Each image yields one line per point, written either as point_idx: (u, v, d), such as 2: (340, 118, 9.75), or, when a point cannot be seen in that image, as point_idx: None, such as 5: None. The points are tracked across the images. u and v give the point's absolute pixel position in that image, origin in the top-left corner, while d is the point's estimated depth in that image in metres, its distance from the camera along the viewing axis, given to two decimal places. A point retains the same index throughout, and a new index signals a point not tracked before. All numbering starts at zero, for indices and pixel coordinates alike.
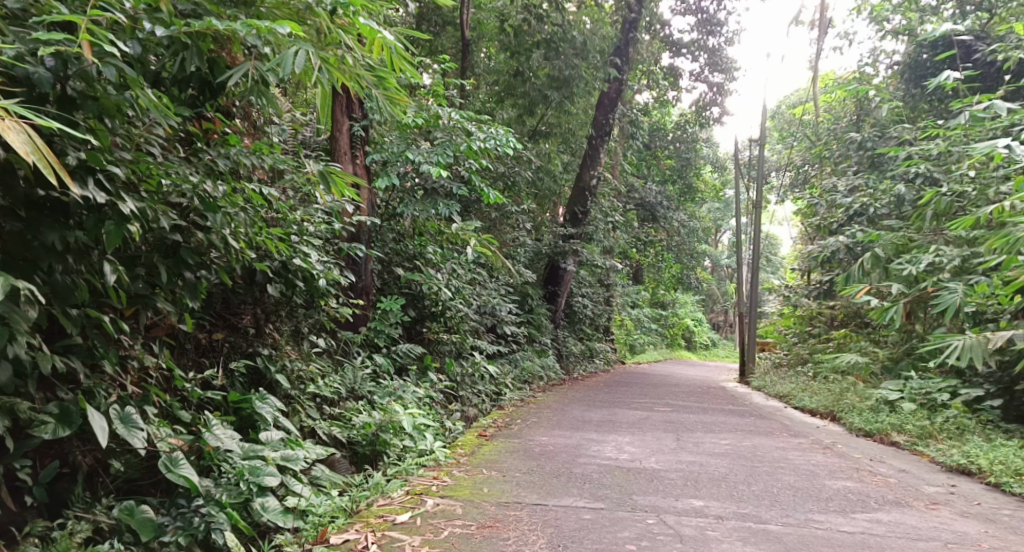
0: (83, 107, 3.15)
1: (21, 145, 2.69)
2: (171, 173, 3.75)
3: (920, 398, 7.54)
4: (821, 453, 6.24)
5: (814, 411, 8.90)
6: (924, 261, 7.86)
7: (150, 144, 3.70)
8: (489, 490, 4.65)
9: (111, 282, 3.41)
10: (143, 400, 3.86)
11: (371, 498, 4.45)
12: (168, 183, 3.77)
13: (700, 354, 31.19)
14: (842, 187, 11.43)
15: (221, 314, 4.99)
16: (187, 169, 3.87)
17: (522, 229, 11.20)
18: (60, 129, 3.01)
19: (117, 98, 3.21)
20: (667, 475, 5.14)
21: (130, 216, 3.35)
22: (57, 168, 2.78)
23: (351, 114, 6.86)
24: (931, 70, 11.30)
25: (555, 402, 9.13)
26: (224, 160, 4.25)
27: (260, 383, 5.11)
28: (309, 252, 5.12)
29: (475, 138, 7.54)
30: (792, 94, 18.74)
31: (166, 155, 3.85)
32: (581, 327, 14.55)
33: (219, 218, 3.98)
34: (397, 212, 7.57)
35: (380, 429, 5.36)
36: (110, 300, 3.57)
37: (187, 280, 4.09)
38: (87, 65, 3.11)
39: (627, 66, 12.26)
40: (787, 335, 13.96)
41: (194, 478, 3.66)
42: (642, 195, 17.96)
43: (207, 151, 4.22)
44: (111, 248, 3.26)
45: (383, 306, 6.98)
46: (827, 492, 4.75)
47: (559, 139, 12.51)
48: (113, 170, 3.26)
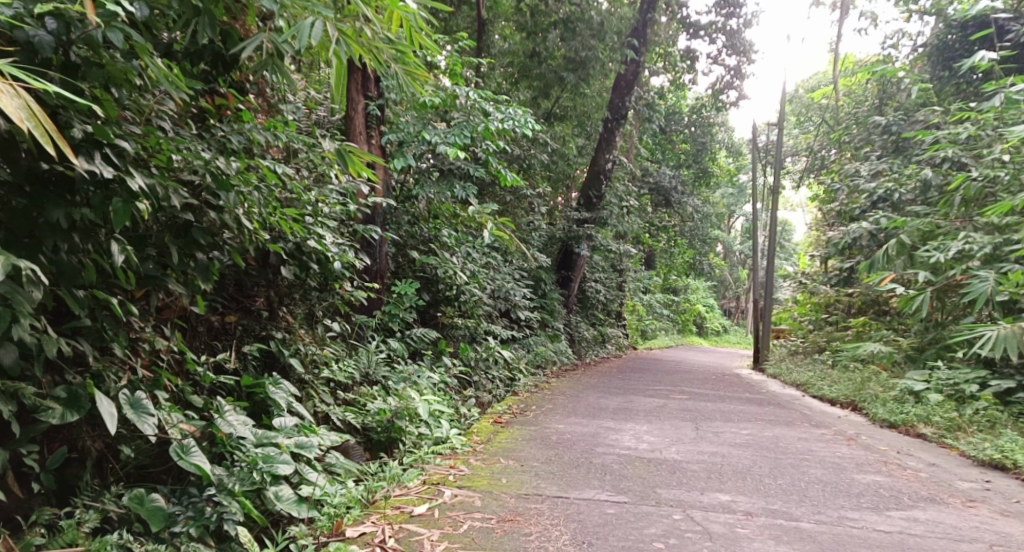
0: (88, 74, 3.02)
1: (16, 111, 2.55)
2: (182, 149, 3.60)
3: (947, 389, 7.36)
4: (847, 445, 6.08)
5: (834, 400, 8.74)
6: (953, 249, 7.67)
7: (160, 118, 3.55)
8: (507, 481, 4.51)
9: (118, 263, 3.25)
10: (154, 385, 3.72)
11: (387, 488, 4.33)
12: (180, 159, 3.63)
13: (711, 340, 31.02)
14: (866, 172, 11.21)
15: (234, 297, 4.87)
16: (199, 145, 3.71)
17: (537, 212, 11.03)
18: (61, 95, 2.85)
19: (125, 66, 3.04)
20: (690, 467, 5.00)
21: (139, 194, 3.19)
22: (54, 137, 2.62)
23: (366, 93, 6.69)
24: (959, 52, 11.13)
25: (570, 388, 9.00)
26: (237, 137, 4.10)
27: (274, 367, 4.99)
28: (324, 233, 4.98)
29: (493, 118, 7.37)
30: (809, 78, 18.51)
31: (178, 131, 3.71)
32: (594, 312, 14.39)
33: (231, 196, 3.83)
34: (412, 194, 7.40)
35: (395, 415, 5.23)
36: (119, 281, 3.42)
37: (199, 262, 3.95)
38: (91, 29, 2.94)
39: (645, 47, 11.99)
40: (804, 322, 13.78)
41: (206, 467, 3.54)
42: (656, 179, 17.71)
43: (220, 126, 4.08)
44: (119, 225, 3.12)
45: (397, 291, 6.83)
46: (858, 487, 4.59)
47: (573, 121, 12.31)
48: (121, 144, 3.11)
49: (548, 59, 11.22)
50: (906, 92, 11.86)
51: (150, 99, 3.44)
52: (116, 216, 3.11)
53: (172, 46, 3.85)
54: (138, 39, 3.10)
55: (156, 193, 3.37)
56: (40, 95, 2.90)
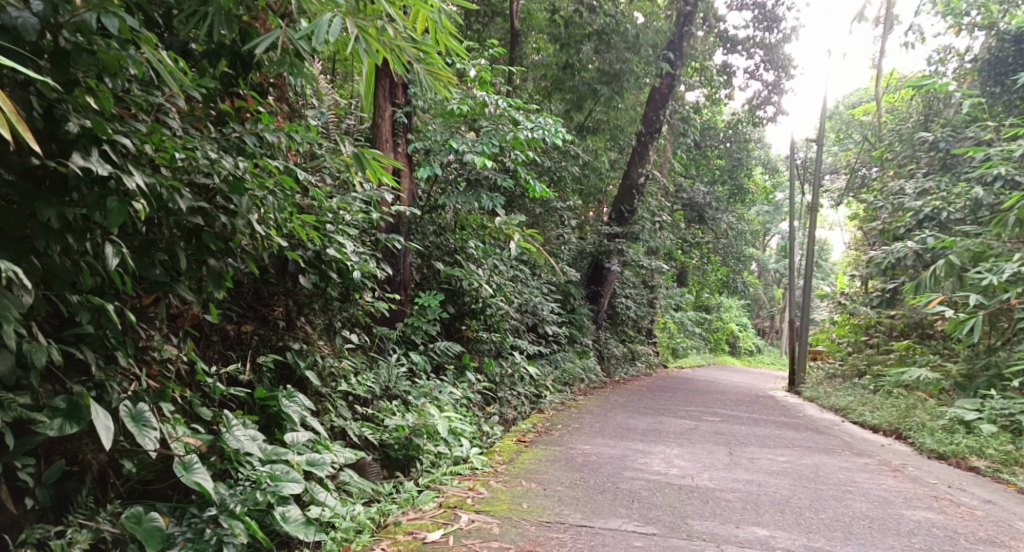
0: (79, 60, 2.86)
1: None
2: (189, 147, 3.44)
3: (1001, 420, 7.09)
4: (892, 477, 5.77)
5: (876, 427, 8.39)
6: (1007, 271, 7.38)
7: (167, 116, 3.45)
8: (528, 506, 4.28)
9: (113, 267, 3.09)
10: (159, 396, 3.53)
11: (400, 511, 4.11)
12: (184, 158, 3.46)
13: (744, 361, 30.47)
14: (911, 190, 10.84)
15: (252, 305, 4.68)
16: (208, 144, 3.57)
17: (568, 225, 10.81)
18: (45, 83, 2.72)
19: (118, 53, 2.90)
20: (724, 497, 4.74)
21: (136, 193, 3.06)
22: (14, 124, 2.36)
23: (393, 100, 6.56)
24: (1014, 66, 10.99)
25: (598, 406, 8.73)
26: (253, 137, 3.89)
27: (289, 380, 4.80)
28: (344, 241, 4.80)
29: (523, 127, 7.15)
30: (852, 95, 18.23)
31: (187, 130, 3.61)
32: (623, 329, 14.10)
33: (245, 200, 3.64)
34: (438, 203, 7.20)
35: (413, 432, 5.00)
36: (119, 286, 3.24)
37: (211, 268, 3.76)
38: (79, 13, 2.81)
39: (681, 61, 11.74)
40: (843, 344, 13.41)
41: (208, 485, 3.33)
42: (690, 196, 17.32)
43: (236, 127, 3.89)
44: (116, 227, 2.98)
45: (420, 303, 6.62)
46: (908, 524, 4.48)
47: (606, 135, 12.10)
48: (121, 141, 3.01)
49: (582, 71, 10.98)
50: (953, 108, 11.47)
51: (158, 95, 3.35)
52: (111, 216, 2.95)
53: (191, 45, 3.74)
54: (138, 28, 2.98)
55: (158, 194, 3.24)
56: (36, 90, 2.82)
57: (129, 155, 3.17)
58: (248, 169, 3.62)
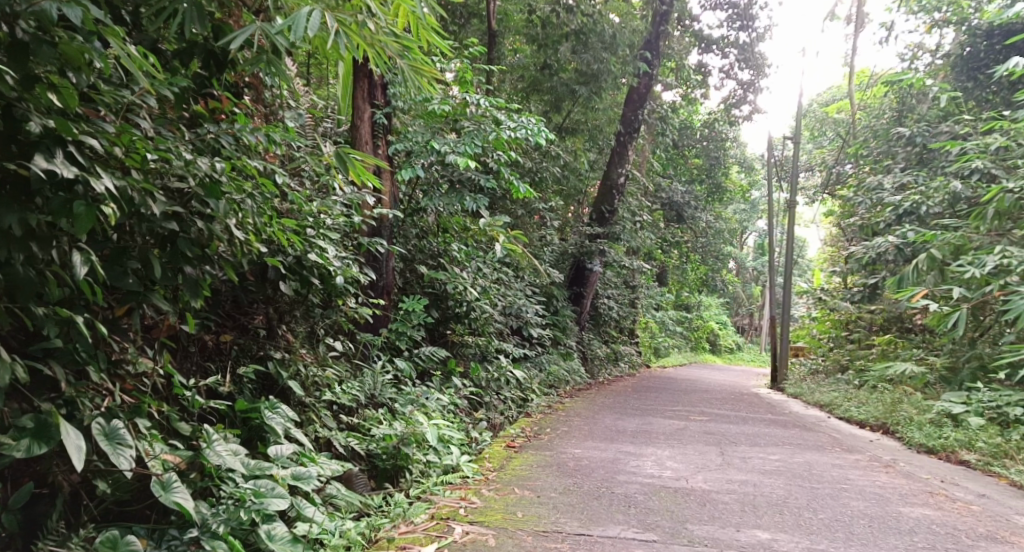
0: (38, 53, 2.69)
1: None
2: (160, 148, 3.29)
3: (989, 412, 7.06)
4: (885, 473, 5.70)
5: (863, 422, 8.34)
6: (989, 263, 7.36)
7: (137, 115, 3.30)
8: (524, 515, 4.15)
9: (80, 275, 2.92)
10: (135, 411, 3.37)
11: (390, 525, 3.96)
12: (156, 159, 3.30)
13: (724, 358, 30.53)
14: (890, 185, 10.84)
15: (230, 314, 4.53)
16: (181, 145, 3.42)
17: (550, 226, 10.69)
18: None
19: (80, 44, 2.75)
20: (721, 499, 4.64)
21: (105, 196, 2.91)
22: None
23: (373, 101, 6.42)
24: (986, 61, 11.03)
25: (585, 409, 8.61)
26: (229, 138, 3.74)
27: (272, 390, 4.65)
28: (325, 246, 4.65)
29: (505, 127, 7.02)
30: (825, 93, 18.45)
31: (159, 131, 3.46)
32: (607, 329, 14.01)
33: (222, 204, 3.48)
34: (420, 206, 7.06)
35: (401, 441, 4.85)
36: (87, 297, 3.07)
37: (188, 276, 3.58)
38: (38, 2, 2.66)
39: (658, 60, 11.67)
40: (824, 340, 13.41)
41: (189, 504, 3.16)
42: (669, 195, 17.31)
43: (210, 127, 3.72)
44: (83, 233, 2.84)
45: (405, 307, 6.48)
46: (907, 522, 4.40)
47: (585, 136, 12.02)
48: (88, 142, 2.86)
49: (560, 71, 10.88)
50: (928, 103, 11.52)
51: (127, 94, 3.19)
52: (79, 221, 2.82)
53: (160, 44, 3.59)
54: (104, 21, 2.83)
55: (128, 197, 3.09)
56: None
57: (96, 157, 3.01)
58: (225, 169, 3.46)
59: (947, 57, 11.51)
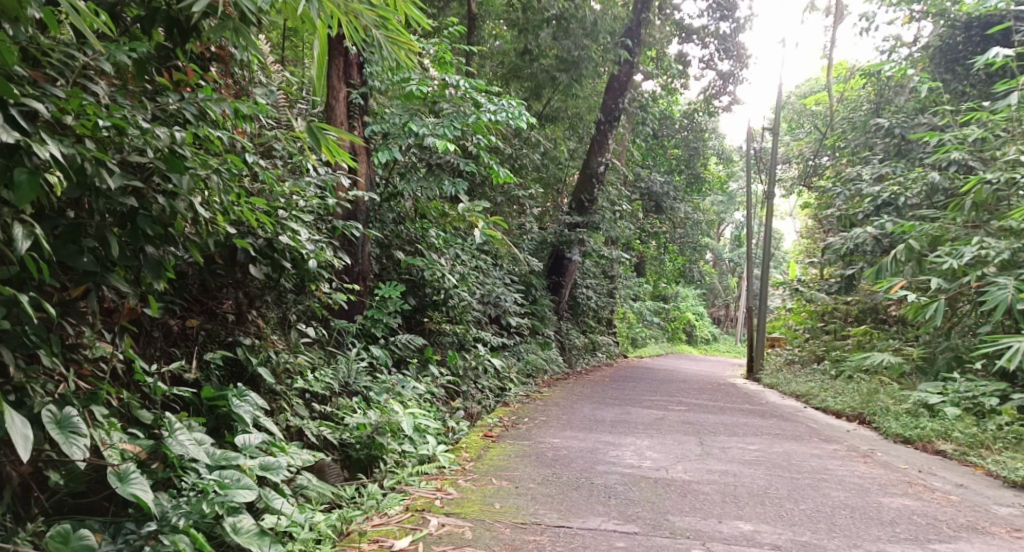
0: None
1: None
2: (115, 116, 3.11)
3: (965, 402, 7.04)
4: (863, 463, 5.65)
5: (840, 412, 8.30)
6: (968, 254, 7.33)
7: (91, 81, 3.12)
8: (501, 506, 4.02)
9: (22, 249, 2.76)
10: (91, 399, 3.18)
11: (363, 517, 3.82)
12: (108, 128, 3.14)
13: (700, 349, 30.63)
14: (869, 176, 10.80)
15: (197, 298, 4.35)
16: (138, 114, 3.24)
17: (529, 214, 10.54)
18: None
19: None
20: (702, 489, 4.54)
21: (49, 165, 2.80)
22: None
23: (348, 80, 6.25)
24: (964, 53, 11.01)
25: (563, 398, 8.51)
26: (193, 109, 3.52)
27: (240, 378, 4.49)
28: (298, 228, 4.48)
29: (485, 110, 6.84)
30: (803, 84, 18.43)
31: (116, 100, 3.28)
32: (585, 319, 13.92)
33: (185, 179, 3.30)
34: (397, 190, 6.89)
35: (376, 431, 4.71)
36: (34, 274, 2.90)
37: (148, 256, 3.41)
38: None
39: (639, 48, 11.52)
40: (800, 331, 13.41)
41: (147, 497, 2.99)
42: (648, 185, 17.17)
43: (171, 97, 3.52)
44: (25, 204, 2.74)
45: (380, 294, 6.32)
46: (889, 513, 4.33)
47: (565, 124, 11.87)
48: (31, 105, 2.75)
49: (540, 57, 10.72)
50: (907, 95, 11.49)
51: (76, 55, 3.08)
52: (20, 191, 2.72)
53: (121, 10, 3.42)
54: None
55: (79, 167, 2.95)
56: None
57: (44, 122, 2.88)
58: (185, 139, 3.28)
59: (925, 49, 11.49)
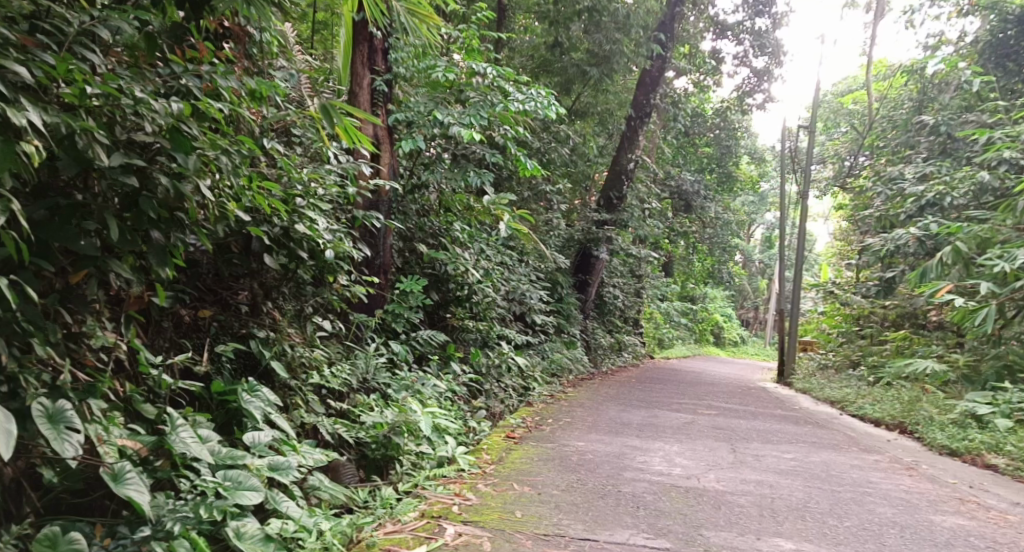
0: None
1: None
2: (111, 86, 2.91)
3: (1017, 414, 6.67)
4: (909, 476, 5.34)
5: (879, 420, 7.97)
6: (1020, 256, 6.98)
7: (88, 51, 2.94)
8: (522, 515, 3.79)
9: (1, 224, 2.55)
10: (87, 393, 3.00)
11: (376, 523, 3.61)
12: (100, 97, 2.95)
13: (729, 351, 30.22)
14: (911, 175, 10.38)
15: (211, 288, 4.15)
16: (137, 85, 3.02)
17: (557, 210, 10.25)
18: None
19: None
20: (737, 501, 4.27)
21: (28, 133, 2.61)
22: None
23: (372, 67, 6.04)
24: (1015, 48, 10.62)
25: (589, 399, 8.26)
26: (197, 80, 3.28)
27: (252, 371, 4.29)
28: (316, 218, 4.25)
29: (514, 99, 6.59)
30: (840, 83, 18.00)
31: (116, 71, 3.08)
32: (611, 319, 13.63)
33: (191, 160, 3.11)
34: (421, 181, 6.66)
35: (393, 430, 4.49)
36: (20, 254, 2.71)
37: (154, 242, 3.21)
38: None
39: (672, 42, 11.21)
40: (835, 335, 13.01)
41: (141, 500, 2.80)
42: (678, 183, 16.79)
43: (176, 68, 3.28)
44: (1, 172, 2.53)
45: (401, 288, 6.10)
46: (944, 533, 4.02)
47: (595, 119, 11.59)
48: (13, 69, 2.59)
49: (571, 51, 10.44)
50: (951, 93, 11.08)
51: (76, 22, 2.96)
52: None
53: None
54: None
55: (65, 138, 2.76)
56: None
57: (30, 94, 2.71)
58: (185, 109, 3.07)
59: (974, 44, 11.06)
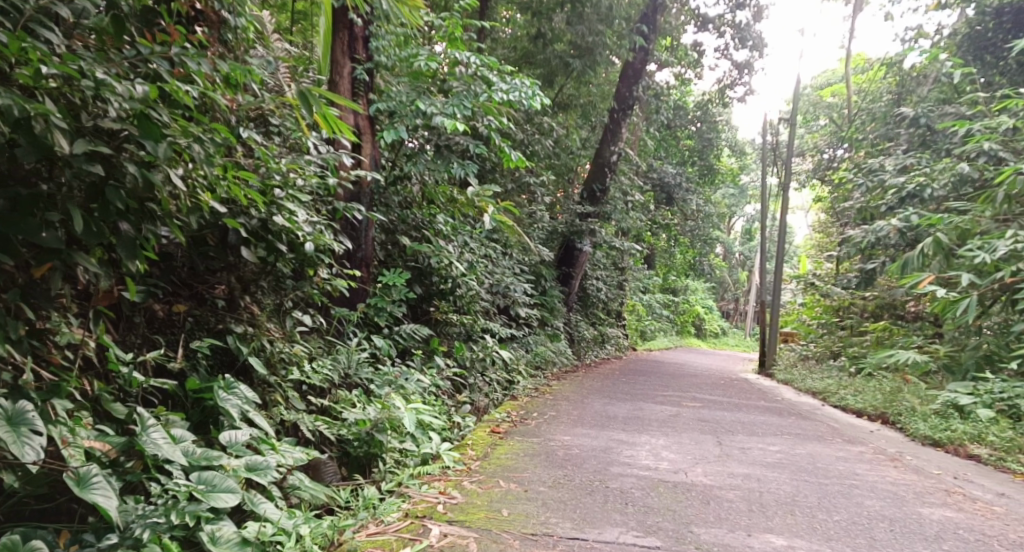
0: None
1: None
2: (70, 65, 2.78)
3: (999, 404, 6.66)
4: (894, 467, 5.30)
5: (861, 411, 7.96)
6: (1001, 248, 6.96)
7: (46, 31, 2.81)
8: (509, 514, 3.70)
9: None
10: (52, 392, 2.88)
11: (359, 524, 3.52)
12: (59, 80, 2.81)
13: (710, 342, 30.31)
14: (892, 167, 10.36)
15: (186, 282, 4.02)
16: (99, 67, 2.90)
17: (540, 202, 10.15)
18: None
19: None
20: (726, 496, 4.20)
21: None
22: None
23: (353, 56, 5.89)
24: (994, 41, 10.62)
25: (573, 392, 8.18)
26: (165, 63, 3.13)
27: (230, 367, 4.16)
28: (295, 209, 4.13)
29: (497, 88, 6.47)
30: (819, 75, 18.02)
31: (77, 52, 2.95)
32: (594, 311, 13.56)
33: (161, 147, 2.97)
34: (404, 172, 6.51)
35: (375, 428, 4.38)
36: None
37: (123, 234, 3.06)
38: None
39: (654, 34, 11.12)
40: (815, 327, 13.04)
41: (108, 506, 2.68)
42: (660, 175, 16.72)
43: (139, 46, 3.13)
44: None
45: (384, 281, 5.99)
46: (932, 527, 3.98)
47: (578, 111, 11.50)
48: None
49: (554, 42, 10.31)
50: (930, 85, 11.07)
51: (31, 1, 2.82)
52: None
53: None
54: None
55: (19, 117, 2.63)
56: None
57: None
58: (150, 93, 2.96)
59: (953, 36, 11.07)
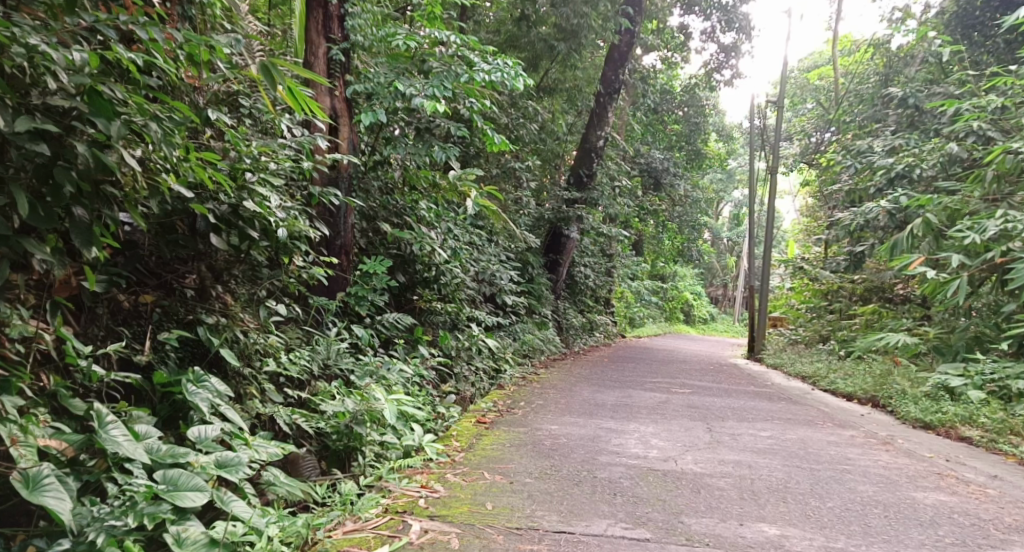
0: None
1: None
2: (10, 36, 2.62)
3: (989, 386, 6.57)
4: (886, 451, 5.20)
5: (851, 395, 7.87)
6: (992, 228, 6.83)
7: None
8: (493, 507, 3.56)
9: None
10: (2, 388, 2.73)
11: (336, 522, 3.37)
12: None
13: (698, 328, 30.27)
14: (881, 148, 10.23)
15: (154, 271, 3.86)
16: (43, 38, 2.73)
17: (525, 188, 9.99)
18: None
19: None
20: (717, 484, 4.08)
21: None
22: None
23: (328, 36, 5.75)
24: (982, 19, 10.49)
25: (561, 380, 8.05)
26: (113, 32, 2.95)
27: (201, 360, 3.99)
28: (267, 194, 3.95)
29: (479, 69, 6.28)
30: (806, 58, 17.89)
31: (19, 21, 2.77)
32: (582, 298, 13.43)
33: (114, 124, 2.82)
34: (384, 157, 6.33)
35: (354, 420, 4.22)
36: None
37: (77, 219, 2.91)
38: None
39: (640, 16, 10.94)
40: (804, 311, 12.96)
41: (61, 509, 2.56)
42: (647, 161, 16.55)
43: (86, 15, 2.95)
44: None
45: (365, 268, 5.83)
46: (926, 511, 3.87)
47: (563, 95, 11.32)
48: None
49: (538, 25, 10.12)
50: (919, 65, 10.94)
51: None
52: None
53: None
54: None
55: None
56: None
57: None
58: (94, 63, 2.79)
59: (940, 15, 10.94)
